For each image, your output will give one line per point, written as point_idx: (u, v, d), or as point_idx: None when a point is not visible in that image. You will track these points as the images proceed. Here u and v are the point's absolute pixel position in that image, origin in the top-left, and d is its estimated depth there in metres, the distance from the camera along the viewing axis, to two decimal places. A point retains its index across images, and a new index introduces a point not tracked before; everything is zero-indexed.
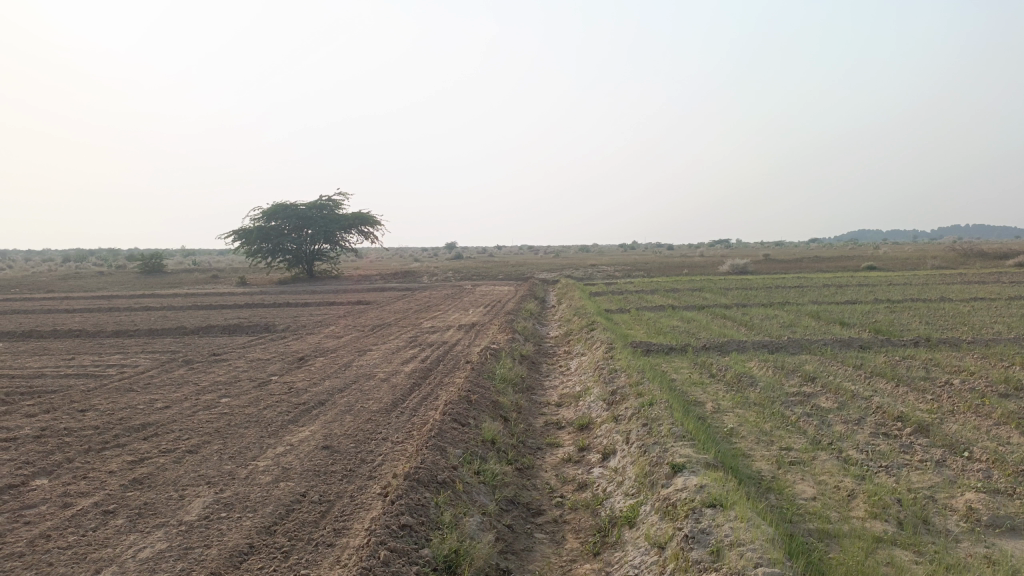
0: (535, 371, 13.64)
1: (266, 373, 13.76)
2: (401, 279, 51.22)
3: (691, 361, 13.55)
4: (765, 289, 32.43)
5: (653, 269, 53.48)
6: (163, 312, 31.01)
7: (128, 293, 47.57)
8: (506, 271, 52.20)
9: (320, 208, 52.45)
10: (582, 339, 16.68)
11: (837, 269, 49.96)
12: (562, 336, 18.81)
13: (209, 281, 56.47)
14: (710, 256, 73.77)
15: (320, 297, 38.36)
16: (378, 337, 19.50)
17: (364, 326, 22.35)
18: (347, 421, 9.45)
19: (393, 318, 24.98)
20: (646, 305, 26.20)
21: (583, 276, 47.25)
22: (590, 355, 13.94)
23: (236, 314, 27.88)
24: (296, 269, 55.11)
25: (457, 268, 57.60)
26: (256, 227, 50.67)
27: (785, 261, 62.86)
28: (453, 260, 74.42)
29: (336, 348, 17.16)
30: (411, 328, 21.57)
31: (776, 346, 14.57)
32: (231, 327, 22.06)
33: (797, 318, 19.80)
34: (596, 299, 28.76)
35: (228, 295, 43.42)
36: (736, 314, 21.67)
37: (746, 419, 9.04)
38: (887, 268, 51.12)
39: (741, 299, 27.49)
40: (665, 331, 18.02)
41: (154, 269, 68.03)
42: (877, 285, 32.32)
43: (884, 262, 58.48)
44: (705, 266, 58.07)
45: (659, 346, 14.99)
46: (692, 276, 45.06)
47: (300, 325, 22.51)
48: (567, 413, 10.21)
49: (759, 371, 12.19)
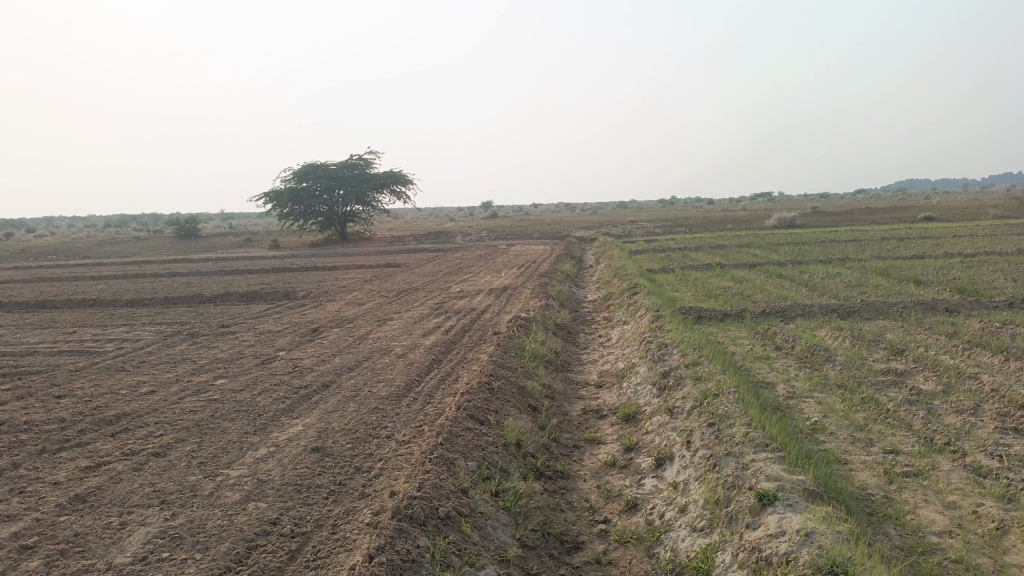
0: (572, 344, 12.05)
1: (273, 348, 12.40)
2: (434, 239, 49.83)
3: (750, 330, 11.81)
4: (819, 244, 30.17)
5: (696, 224, 51.33)
6: (188, 279, 30.04)
7: (160, 258, 47.06)
8: (542, 229, 50.53)
9: (352, 167, 50.93)
10: (624, 303, 15.01)
11: (892, 221, 47.69)
12: (601, 301, 17.15)
13: (242, 245, 55.85)
14: (753, 210, 71.02)
15: (351, 260, 37.13)
16: (403, 303, 18.09)
17: (390, 291, 20.94)
18: (348, 411, 8.02)
19: (421, 281, 23.55)
20: (692, 264, 24.32)
21: (623, 233, 45.39)
22: (633, 325, 12.29)
23: (260, 279, 26.77)
24: (329, 232, 54.12)
25: (491, 227, 56.00)
26: (286, 189, 49.51)
27: (835, 213, 60.10)
28: (488, 218, 72.76)
29: (355, 317, 15.76)
30: (438, 292, 20.09)
31: (848, 311, 12.75)
32: (250, 295, 20.84)
33: (863, 277, 17.82)
34: (637, 257, 26.94)
35: (258, 259, 42.46)
36: (794, 272, 19.71)
37: (832, 407, 7.36)
38: (947, 218, 48.33)
39: (795, 255, 25.40)
40: (716, 293, 16.25)
41: (188, 233, 67.62)
42: (943, 238, 29.86)
43: (941, 213, 55.25)
44: (750, 219, 55.69)
45: (711, 312, 13.27)
46: (738, 232, 42.76)
47: (323, 291, 21.19)
48: (608, 398, 8.64)
49: (833, 341, 10.44)
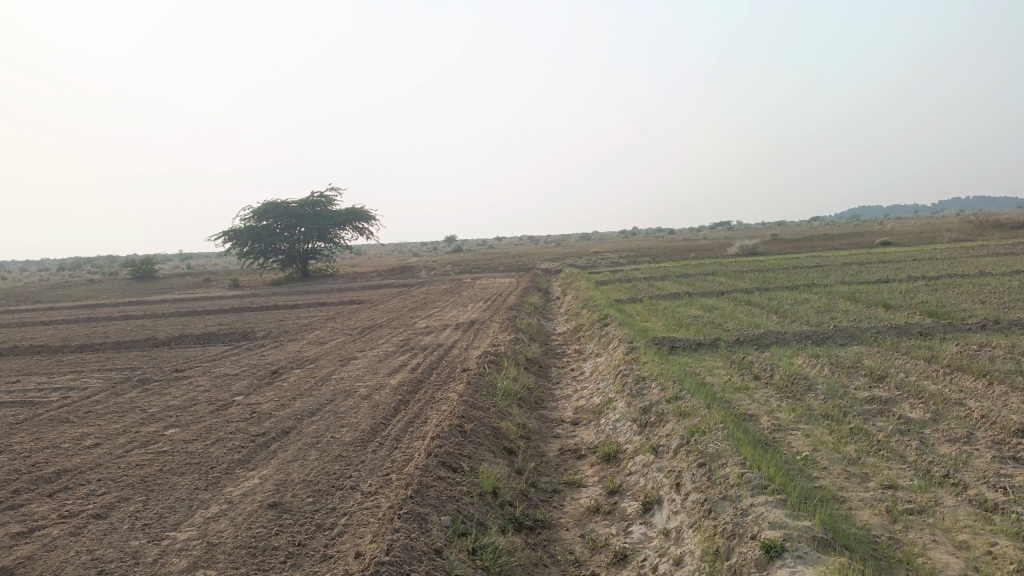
0: (544, 379, 11.62)
1: (230, 392, 11.74)
2: (399, 275, 49.23)
3: (726, 360, 11.51)
4: (783, 270, 30.30)
5: (660, 254, 51.56)
6: (142, 321, 28.98)
7: (115, 301, 45.66)
8: (507, 262, 50.27)
9: (313, 204, 50.28)
10: (595, 335, 14.65)
11: (851, 247, 48.49)
12: (571, 333, 16.78)
13: (200, 285, 54.56)
14: (715, 238, 71.82)
15: (313, 298, 36.34)
16: (367, 340, 17.51)
17: (353, 329, 20.32)
18: (309, 460, 7.46)
19: (386, 318, 22.96)
20: (659, 293, 24.13)
21: (588, 264, 45.32)
22: (606, 358, 11.92)
23: (218, 319, 25.90)
24: (290, 269, 53.16)
25: (455, 261, 55.56)
26: (246, 227, 48.60)
27: (795, 241, 60.98)
28: (452, 252, 72.36)
29: (317, 357, 15.15)
30: (403, 329, 19.53)
31: (823, 337, 12.54)
32: (208, 337, 20.06)
33: (832, 302, 17.75)
34: (604, 288, 26.71)
35: (216, 299, 41.34)
36: (763, 299, 19.60)
37: (821, 439, 7.03)
38: (903, 243, 49.27)
39: (761, 282, 25.41)
40: (687, 323, 16.00)
41: (144, 275, 65.95)
42: (904, 262, 30.24)
43: (897, 237, 56.32)
44: (713, 248, 56.17)
45: (685, 342, 12.97)
46: (701, 260, 42.94)
47: (284, 331, 20.49)
48: (586, 436, 8.21)
49: (812, 369, 10.18)
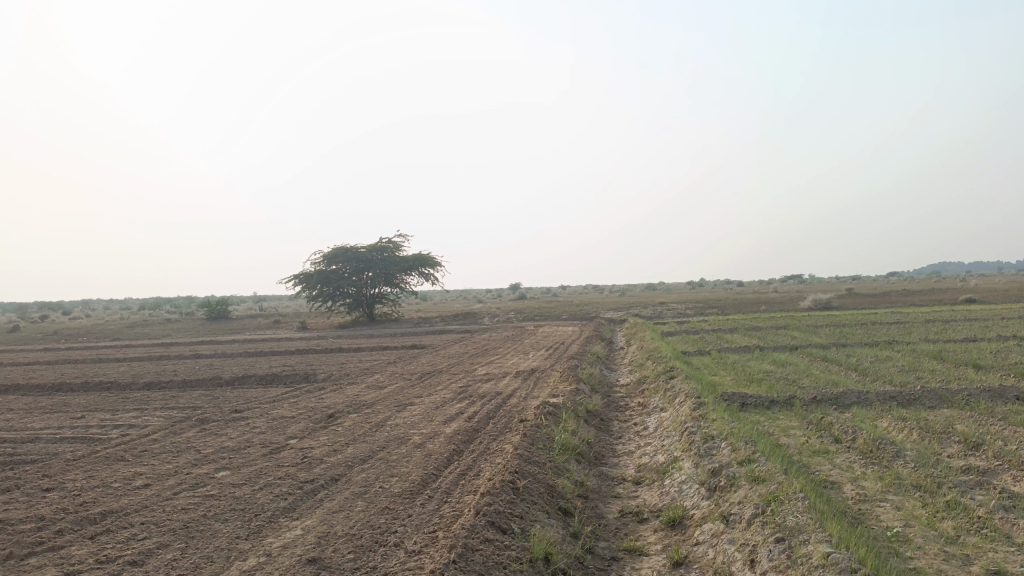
0: (605, 434, 11.07)
1: (284, 435, 11.57)
2: (462, 321, 49.23)
3: (802, 420, 10.75)
4: (861, 326, 28.92)
5: (729, 306, 50.23)
6: (210, 361, 29.53)
7: (188, 340, 46.95)
8: (571, 311, 49.75)
9: (381, 250, 51.05)
10: (660, 388, 14.03)
11: (933, 303, 46.26)
12: (635, 385, 16.16)
13: (269, 326, 55.73)
14: (786, 291, 69.76)
15: (377, 341, 36.54)
16: (426, 387, 17.25)
17: (413, 374, 20.11)
18: (355, 511, 7.12)
19: (446, 364, 22.73)
20: (729, 346, 23.24)
21: (654, 315, 44.41)
22: (672, 413, 11.30)
23: (282, 361, 26.13)
24: (356, 313, 53.86)
25: (519, 308, 55.36)
26: (316, 271, 49.59)
27: (872, 295, 58.63)
28: (517, 299, 72.25)
29: (374, 402, 14.94)
30: (463, 376, 19.23)
31: (909, 398, 11.64)
32: (270, 378, 20.17)
33: (917, 361, 16.65)
34: (670, 340, 25.93)
35: (284, 341, 42.05)
36: (840, 356, 18.58)
37: (912, 513, 6.31)
38: (990, 299, 46.70)
39: (837, 337, 24.24)
40: (758, 378, 15.19)
41: (218, 315, 67.94)
42: (993, 320, 28.46)
43: (983, 294, 53.51)
44: (785, 301, 54.46)
45: (756, 399, 12.23)
46: (772, 313, 41.57)
47: (344, 374, 20.44)
48: (649, 497, 7.65)
49: (897, 433, 9.37)
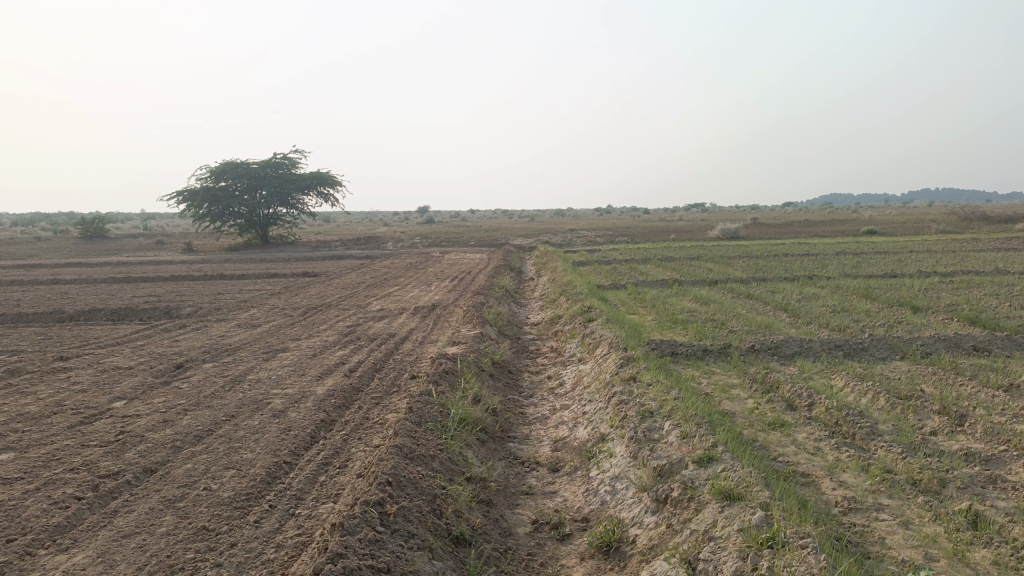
0: (513, 393, 9.18)
1: (108, 399, 9.10)
2: (363, 246, 46.38)
3: (744, 376, 9.17)
4: (774, 258, 28.09)
5: (639, 234, 49.32)
6: (67, 288, 25.92)
7: (55, 262, 42.21)
8: (479, 237, 47.82)
9: (276, 167, 47.11)
10: (577, 331, 12.24)
11: (834, 235, 46.66)
12: (547, 326, 14.31)
13: (150, 248, 51.10)
14: (692, 219, 69.56)
15: (266, 268, 33.43)
16: (308, 325, 14.91)
17: (297, 309, 17.65)
18: (154, 537, 4.90)
19: (337, 296, 20.28)
20: (645, 279, 21.75)
21: (564, 242, 43.04)
22: (592, 366, 9.45)
23: (149, 291, 22.97)
24: (249, 235, 50.03)
25: (424, 233, 52.86)
26: (202, 188, 45.21)
27: (777, 225, 58.97)
28: (423, 223, 69.23)
29: (240, 346, 12.52)
30: (353, 311, 16.94)
31: (857, 350, 10.25)
32: (124, 313, 17.22)
33: (847, 300, 15.53)
34: (582, 271, 24.27)
35: (163, 265, 38.25)
36: (764, 292, 17.34)
37: (928, 533, 4.67)
38: (890, 232, 47.58)
39: (754, 271, 23.15)
40: (683, 319, 13.63)
41: (95, 234, 62.03)
42: (902, 254, 28.26)
43: (882, 226, 54.56)
44: (695, 229, 54.19)
45: (686, 347, 10.57)
46: (682, 243, 40.74)
47: (215, 308, 17.73)
48: (570, 497, 5.76)
49: (860, 399, 7.87)
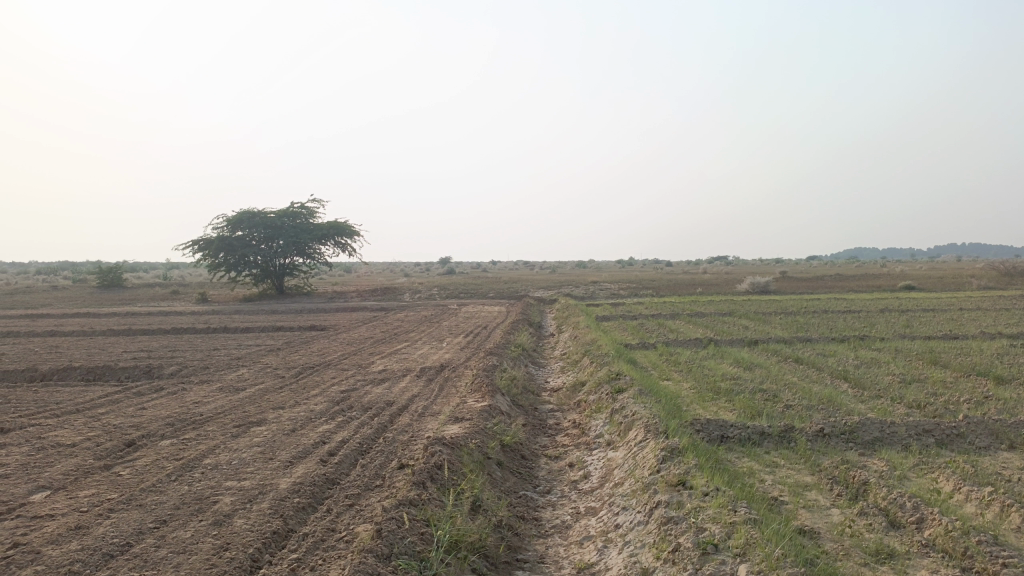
0: (523, 491, 7.29)
1: (26, 490, 7.33)
2: (380, 297, 45.03)
3: (817, 474, 7.25)
4: (812, 315, 26.15)
5: (664, 287, 47.58)
6: (59, 341, 24.41)
7: (64, 312, 41.07)
8: (498, 288, 46.33)
9: (293, 216, 46.12)
10: (604, 404, 10.37)
11: (868, 289, 44.63)
12: (568, 395, 12.45)
13: (163, 298, 49.93)
14: (716, 273, 67.51)
15: (275, 320, 31.94)
16: (298, 390, 13.17)
17: (292, 368, 15.93)
18: None
19: (340, 354, 18.56)
20: (676, 338, 19.90)
21: (586, 295, 41.41)
22: (624, 456, 7.60)
23: (142, 346, 21.39)
24: (264, 285, 48.84)
25: (442, 284, 51.41)
26: (217, 237, 44.16)
27: (808, 279, 56.89)
28: (442, 275, 67.87)
29: (213, 417, 10.76)
30: (353, 373, 15.18)
31: (953, 437, 8.31)
32: (103, 373, 15.56)
33: (914, 367, 13.55)
34: (606, 328, 22.39)
35: (171, 316, 37.01)
36: (813, 356, 15.42)
37: None
38: (927, 287, 45.58)
39: (796, 329, 21.14)
40: (726, 389, 11.72)
41: (113, 284, 61.10)
42: (951, 313, 26.25)
43: (920, 281, 52.08)
44: (722, 283, 52.40)
45: (739, 427, 8.67)
46: (712, 297, 38.85)
47: (203, 367, 16.05)
48: None
49: (983, 516, 5.96)
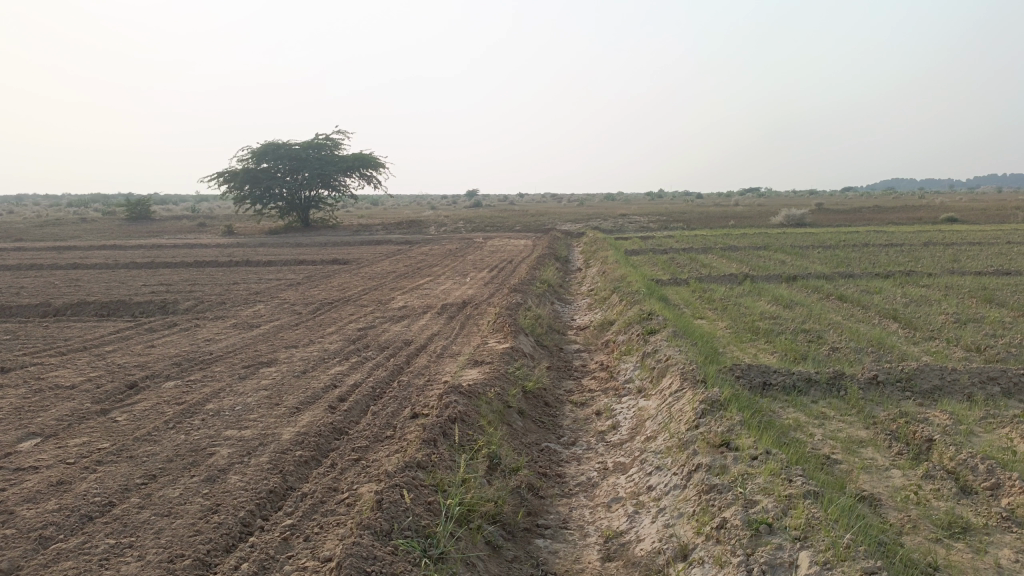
0: (546, 444, 6.67)
1: (16, 437, 6.88)
2: (405, 230, 44.43)
3: (873, 428, 6.52)
4: (852, 249, 25.03)
5: (695, 220, 46.32)
6: (82, 274, 24.20)
7: (91, 245, 41.01)
8: (525, 221, 45.48)
9: (317, 148, 45.28)
10: (635, 345, 9.67)
11: (909, 221, 43.01)
12: (596, 334, 11.78)
13: (190, 231, 49.79)
14: (749, 205, 65.73)
15: (299, 253, 31.51)
16: (314, 327, 12.63)
17: (310, 304, 15.42)
18: None
19: (360, 289, 17.99)
20: (709, 273, 19.04)
21: (614, 227, 40.42)
22: (657, 406, 6.92)
23: (162, 280, 21.03)
24: (289, 218, 48.44)
25: (468, 216, 50.59)
26: (241, 169, 43.58)
27: (845, 211, 55.13)
28: (469, 207, 66.95)
29: (222, 356, 10.26)
30: (372, 309, 14.63)
31: (1023, 386, 7.49)
32: (118, 308, 15.17)
33: (968, 305, 12.61)
34: (635, 262, 21.52)
35: (196, 249, 36.74)
36: (857, 292, 14.53)
37: None
38: (971, 220, 43.78)
39: (836, 265, 20.09)
40: (766, 329, 10.94)
41: (140, 217, 61.06)
42: (1000, 246, 24.99)
43: (963, 213, 50.03)
44: (755, 215, 50.94)
45: (783, 373, 7.92)
46: (746, 230, 37.62)
47: (220, 302, 15.61)
48: None
49: None
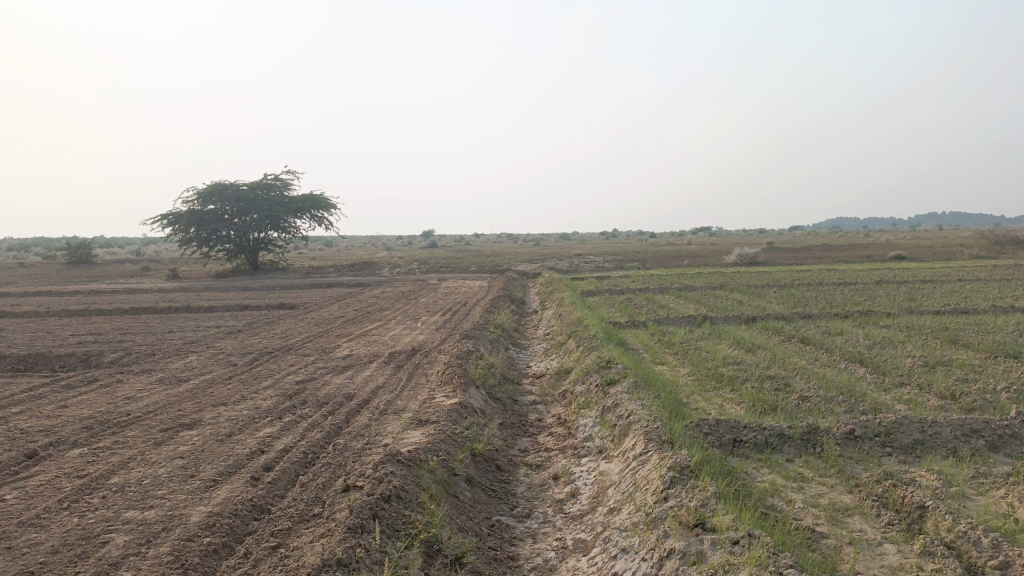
0: (495, 518, 5.90)
1: None
2: (357, 272, 43.41)
3: (857, 492, 5.91)
4: (807, 288, 24.91)
5: (650, 259, 46.29)
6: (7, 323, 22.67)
7: (24, 290, 39.00)
8: (480, 262, 44.89)
9: (267, 189, 44.22)
10: (593, 398, 8.99)
11: (859, 259, 43.59)
12: (552, 384, 11.08)
13: (133, 275, 47.94)
14: (702, 244, 66.28)
15: (244, 298, 30.31)
16: (249, 381, 11.68)
17: (248, 354, 14.43)
18: None
19: (304, 336, 17.03)
20: (667, 314, 18.57)
21: (570, 268, 40.10)
22: (620, 471, 6.22)
23: (93, 328, 19.74)
24: (237, 261, 47.04)
25: (423, 257, 49.81)
26: (187, 211, 42.23)
27: (796, 250, 55.92)
28: (423, 248, 66.15)
29: (140, 417, 9.27)
30: (314, 359, 13.71)
31: (1006, 439, 7.01)
32: (37, 362, 13.97)
33: (932, 347, 12.27)
34: (592, 304, 20.96)
35: (137, 294, 35.16)
36: (818, 334, 14.15)
37: None
38: (918, 258, 44.59)
39: (793, 305, 19.84)
40: (731, 376, 10.37)
41: (81, 261, 58.72)
42: (950, 283, 25.18)
43: (909, 251, 50.95)
44: (709, 254, 51.23)
45: (754, 428, 7.30)
46: (701, 269, 37.58)
47: (150, 353, 14.51)
48: None
49: None
